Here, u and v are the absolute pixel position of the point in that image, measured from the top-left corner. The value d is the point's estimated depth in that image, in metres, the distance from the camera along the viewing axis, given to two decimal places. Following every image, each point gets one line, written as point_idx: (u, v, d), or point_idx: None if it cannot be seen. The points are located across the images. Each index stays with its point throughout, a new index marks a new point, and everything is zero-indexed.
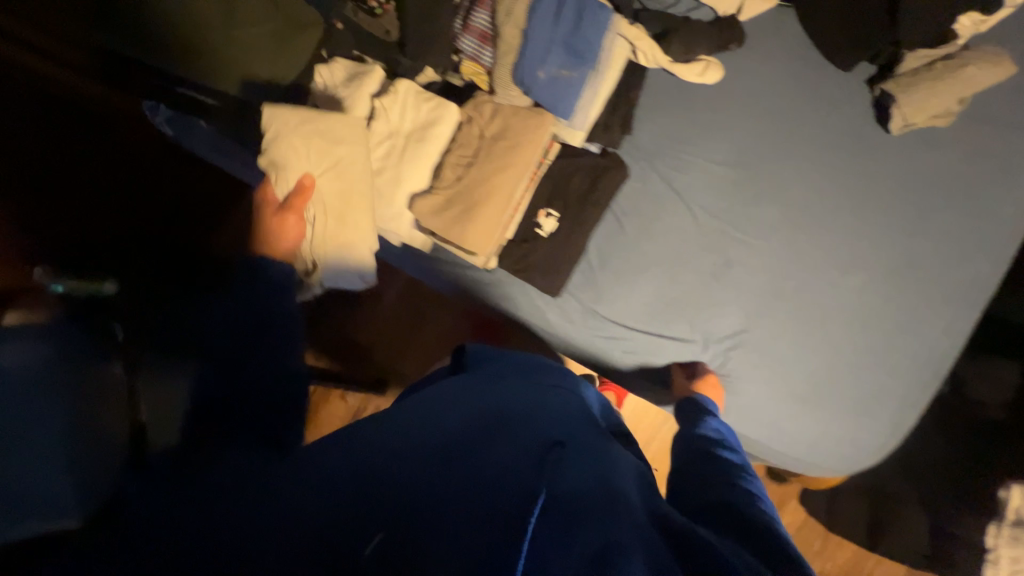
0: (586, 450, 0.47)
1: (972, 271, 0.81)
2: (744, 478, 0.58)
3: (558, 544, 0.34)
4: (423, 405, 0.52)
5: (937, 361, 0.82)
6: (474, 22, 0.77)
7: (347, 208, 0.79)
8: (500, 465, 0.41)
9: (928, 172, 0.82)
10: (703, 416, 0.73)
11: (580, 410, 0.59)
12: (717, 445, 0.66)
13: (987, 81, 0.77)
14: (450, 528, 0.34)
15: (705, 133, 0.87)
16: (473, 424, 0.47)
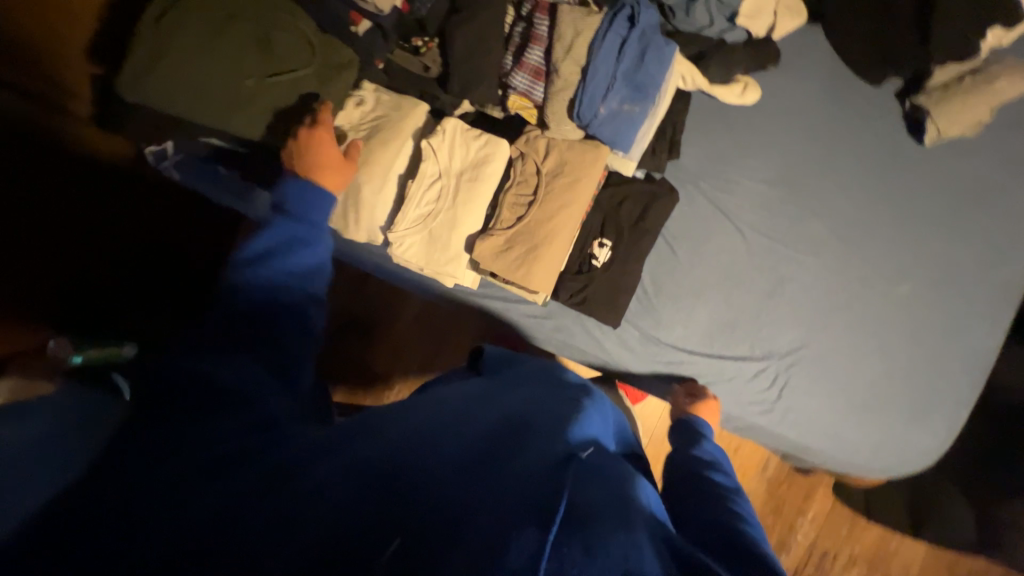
0: (610, 463, 0.46)
1: (1006, 271, 0.86)
2: (732, 499, 0.58)
3: (579, 560, 0.32)
4: (448, 403, 0.52)
5: (984, 359, 0.86)
6: (529, 58, 0.75)
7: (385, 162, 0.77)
8: (529, 466, 0.40)
9: (959, 179, 0.86)
10: (698, 439, 0.73)
11: (602, 419, 0.58)
12: (712, 467, 0.66)
13: (1012, 93, 0.82)
14: (472, 533, 0.33)
15: (747, 152, 0.88)
16: (498, 423, 0.47)
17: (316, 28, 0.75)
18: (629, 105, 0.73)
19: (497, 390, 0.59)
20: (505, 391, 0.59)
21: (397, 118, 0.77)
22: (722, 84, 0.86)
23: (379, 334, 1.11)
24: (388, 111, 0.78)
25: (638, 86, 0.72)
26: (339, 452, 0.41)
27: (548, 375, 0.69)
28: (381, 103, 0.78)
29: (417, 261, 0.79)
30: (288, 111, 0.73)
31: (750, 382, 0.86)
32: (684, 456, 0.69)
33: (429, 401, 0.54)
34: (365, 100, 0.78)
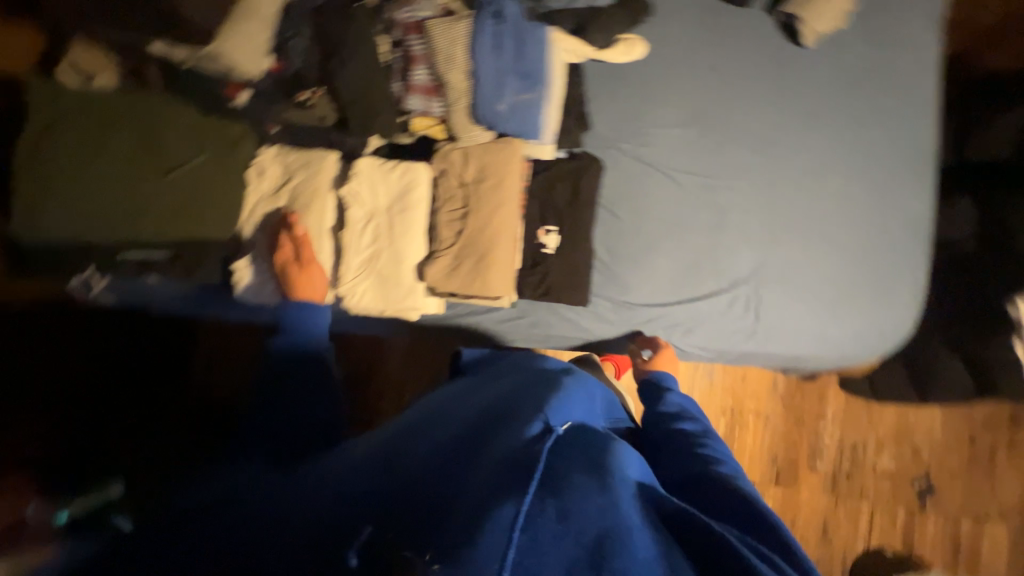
0: (589, 435, 0.50)
1: (914, 137, 0.92)
2: (705, 445, 0.64)
3: (554, 529, 0.36)
4: (429, 415, 0.55)
5: (924, 221, 0.90)
6: (415, 80, 0.75)
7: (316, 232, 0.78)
8: (512, 442, 0.44)
9: (848, 69, 0.91)
10: (664, 392, 0.77)
11: (579, 392, 0.62)
12: (680, 418, 0.70)
13: None
14: (459, 512, 0.36)
15: (654, 103, 0.91)
16: (479, 420, 0.51)
17: (200, 113, 0.74)
18: (524, 93, 0.73)
19: (483, 389, 0.63)
20: (483, 392, 0.62)
21: (306, 179, 0.77)
22: (608, 46, 0.89)
23: (370, 387, 1.09)
24: (298, 170, 0.77)
25: (527, 74, 0.73)
26: (339, 472, 0.44)
27: (524, 365, 0.72)
28: (289, 166, 0.77)
29: (375, 305, 0.78)
30: (197, 201, 0.73)
31: (727, 312, 0.89)
32: (654, 411, 0.74)
33: (421, 412, 0.57)
34: (272, 166, 0.77)
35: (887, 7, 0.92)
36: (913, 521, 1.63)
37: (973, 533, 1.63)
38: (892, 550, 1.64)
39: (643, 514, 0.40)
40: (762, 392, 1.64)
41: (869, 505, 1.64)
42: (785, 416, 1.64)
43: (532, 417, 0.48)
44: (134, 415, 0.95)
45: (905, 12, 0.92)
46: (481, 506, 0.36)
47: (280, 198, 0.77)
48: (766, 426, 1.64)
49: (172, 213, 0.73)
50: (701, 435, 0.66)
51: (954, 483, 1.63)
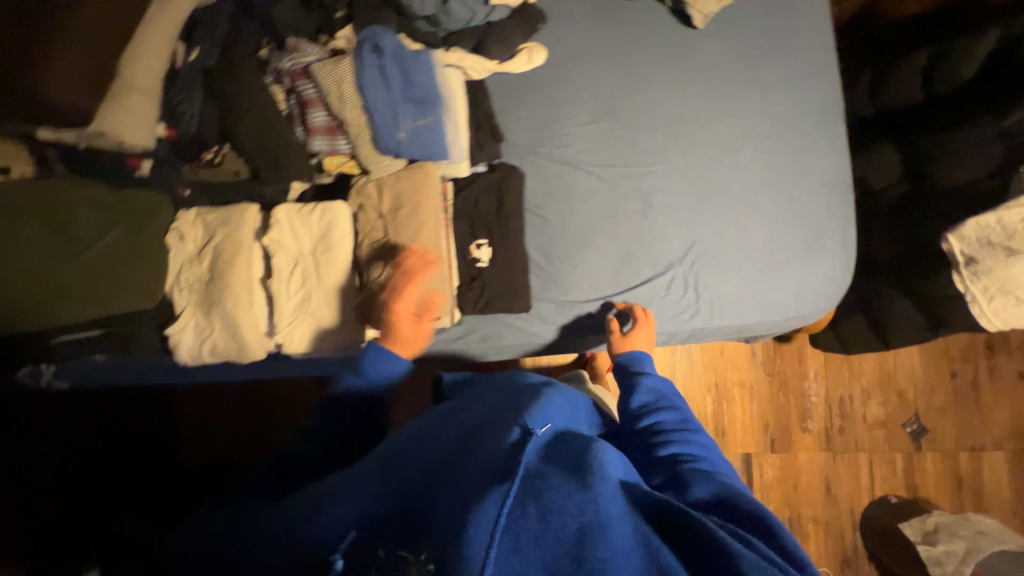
0: (576, 432, 0.53)
1: (819, 95, 0.94)
2: (691, 434, 0.64)
3: (535, 531, 0.40)
4: (423, 429, 0.59)
5: (842, 174, 0.93)
6: (314, 121, 0.76)
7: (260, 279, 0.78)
8: (497, 449, 0.48)
9: (743, 41, 0.94)
10: (638, 377, 0.74)
11: (568, 391, 0.65)
12: (660, 409, 0.68)
13: None
14: (448, 517, 0.42)
15: (563, 104, 0.93)
16: (469, 429, 0.54)
17: (110, 188, 0.73)
18: (423, 118, 0.75)
19: (480, 392, 0.66)
20: (470, 398, 0.64)
21: (227, 235, 0.78)
22: (510, 58, 0.92)
23: None
24: (216, 227, 0.78)
25: (421, 100, 0.75)
26: (354, 495, 0.50)
27: (511, 372, 0.76)
28: (209, 226, 0.78)
29: (316, 346, 0.78)
30: (122, 273, 0.72)
31: (669, 294, 0.90)
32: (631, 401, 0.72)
33: (421, 423, 0.61)
34: (192, 229, 0.79)
35: None
36: (913, 464, 1.64)
37: (972, 465, 1.63)
38: (899, 496, 1.62)
39: (626, 507, 0.43)
40: (742, 363, 1.64)
41: (867, 456, 1.64)
42: (767, 382, 1.65)
43: (513, 421, 0.51)
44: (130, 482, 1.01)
45: None
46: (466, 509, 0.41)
47: (206, 258, 0.78)
48: (753, 396, 1.64)
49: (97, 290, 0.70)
50: (682, 425, 0.66)
51: (946, 419, 1.64)
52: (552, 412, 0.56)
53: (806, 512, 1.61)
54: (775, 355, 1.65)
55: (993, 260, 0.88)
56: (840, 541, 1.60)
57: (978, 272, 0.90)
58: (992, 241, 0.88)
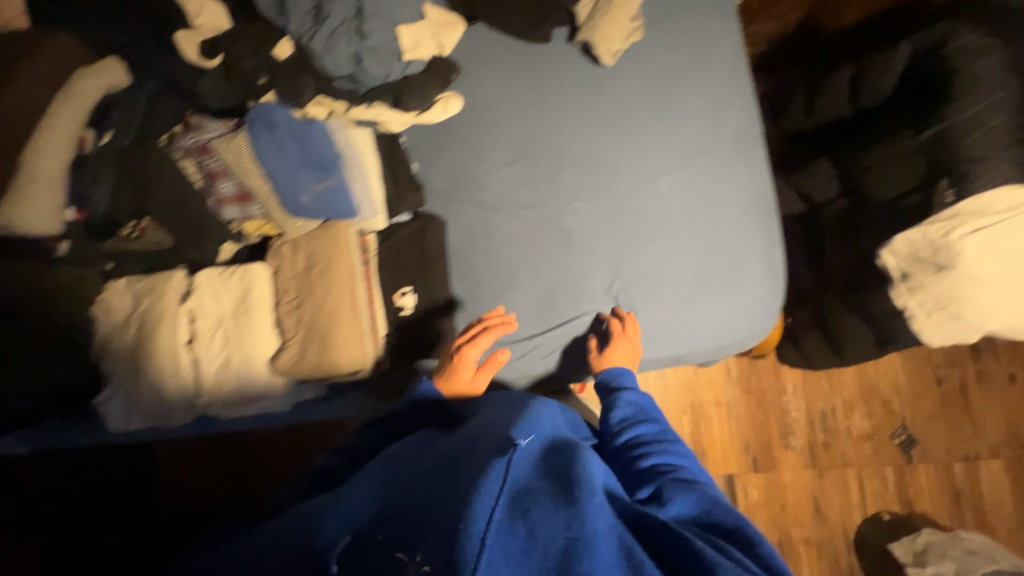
0: (571, 445, 0.56)
1: (734, 122, 0.95)
2: (671, 446, 0.68)
3: (521, 550, 0.43)
4: (409, 447, 0.61)
5: (762, 198, 0.93)
6: (223, 192, 0.79)
7: (209, 337, 0.80)
8: (481, 464, 0.50)
9: (653, 76, 0.96)
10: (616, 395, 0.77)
11: (552, 409, 0.68)
12: (638, 424, 0.72)
13: None
14: (440, 526, 0.45)
15: (481, 150, 0.96)
16: (454, 447, 0.57)
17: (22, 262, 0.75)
18: (323, 182, 0.78)
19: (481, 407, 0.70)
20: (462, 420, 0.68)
21: (149, 303, 0.79)
22: (428, 108, 0.95)
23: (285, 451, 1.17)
24: (140, 295, 0.80)
25: (318, 164, 0.78)
26: (357, 499, 0.52)
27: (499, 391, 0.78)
28: (135, 294, 0.80)
29: (240, 405, 0.81)
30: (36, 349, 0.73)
31: (593, 328, 0.91)
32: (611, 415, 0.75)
33: (423, 437, 0.65)
34: (118, 299, 0.80)
35: (675, 12, 0.97)
36: (906, 478, 1.56)
37: (969, 476, 1.56)
38: (893, 512, 1.55)
39: (609, 520, 0.47)
40: (716, 381, 1.60)
41: (855, 471, 1.57)
42: (744, 399, 1.61)
43: (501, 440, 0.54)
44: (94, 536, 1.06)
45: (693, 13, 0.97)
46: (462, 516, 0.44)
47: (127, 325, 0.80)
48: (730, 414, 1.59)
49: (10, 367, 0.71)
50: (661, 436, 0.70)
51: (936, 428, 1.57)
52: (545, 426, 0.61)
53: (795, 534, 1.54)
54: (750, 371, 1.61)
55: (925, 275, 0.85)
56: (835, 563, 1.53)
57: (914, 287, 0.87)
58: (923, 257, 0.85)
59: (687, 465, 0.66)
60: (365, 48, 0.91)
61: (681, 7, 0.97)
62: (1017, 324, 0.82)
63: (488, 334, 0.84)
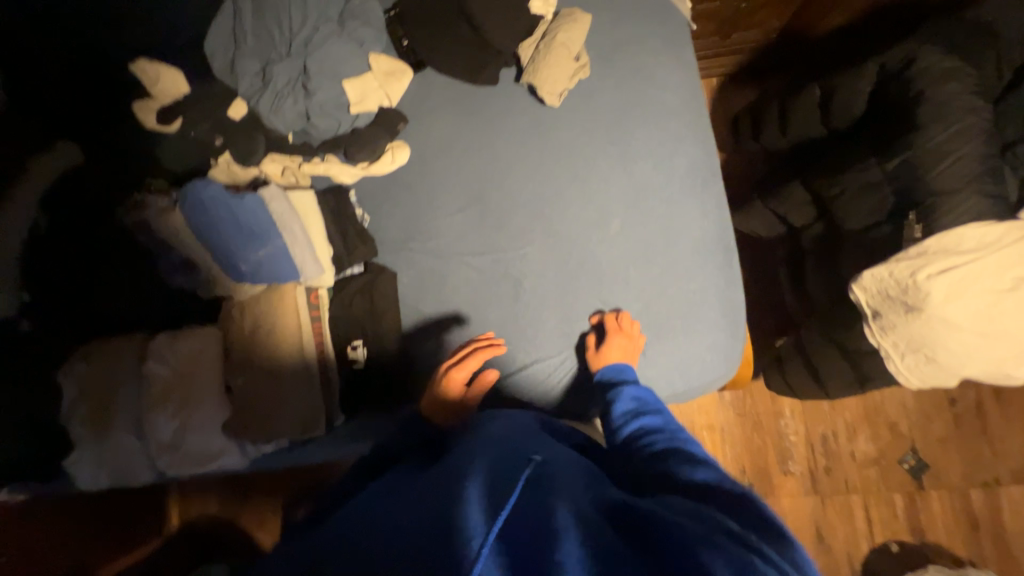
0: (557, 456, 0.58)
1: (687, 157, 0.92)
2: (673, 432, 0.67)
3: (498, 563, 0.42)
4: (392, 471, 0.61)
5: (717, 236, 0.90)
6: (170, 263, 0.83)
7: (163, 400, 0.83)
8: (458, 487, 0.50)
9: (601, 113, 0.93)
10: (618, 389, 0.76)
11: (537, 422, 0.68)
12: (641, 415, 0.70)
13: (580, 33, 0.91)
14: (416, 545, 0.43)
15: (430, 198, 0.96)
16: (437, 467, 0.56)
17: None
18: (263, 249, 0.83)
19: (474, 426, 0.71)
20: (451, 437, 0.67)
21: (107, 367, 0.83)
22: (377, 159, 0.96)
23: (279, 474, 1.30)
24: (100, 360, 0.83)
25: (256, 233, 0.83)
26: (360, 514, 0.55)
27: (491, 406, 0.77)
28: (92, 361, 0.83)
29: (194, 466, 0.83)
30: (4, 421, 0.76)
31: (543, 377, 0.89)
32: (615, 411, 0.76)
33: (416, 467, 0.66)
34: (80, 365, 0.83)
35: (623, 47, 0.94)
36: (917, 506, 1.47)
37: (987, 503, 1.46)
38: (904, 543, 1.45)
39: (592, 518, 0.47)
40: (708, 405, 1.54)
41: (862, 498, 1.48)
42: (738, 423, 1.53)
43: (480, 459, 0.54)
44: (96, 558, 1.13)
45: (642, 47, 0.94)
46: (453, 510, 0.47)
47: (86, 390, 0.83)
48: (725, 440, 1.52)
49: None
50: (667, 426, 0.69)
51: (947, 452, 1.47)
52: (529, 441, 0.62)
53: None
54: (744, 394, 1.54)
55: (895, 315, 0.79)
56: None
57: (885, 328, 0.81)
58: (891, 295, 0.79)
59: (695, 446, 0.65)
60: (311, 106, 0.93)
61: (628, 41, 0.95)
62: (999, 369, 0.76)
63: (474, 358, 0.83)
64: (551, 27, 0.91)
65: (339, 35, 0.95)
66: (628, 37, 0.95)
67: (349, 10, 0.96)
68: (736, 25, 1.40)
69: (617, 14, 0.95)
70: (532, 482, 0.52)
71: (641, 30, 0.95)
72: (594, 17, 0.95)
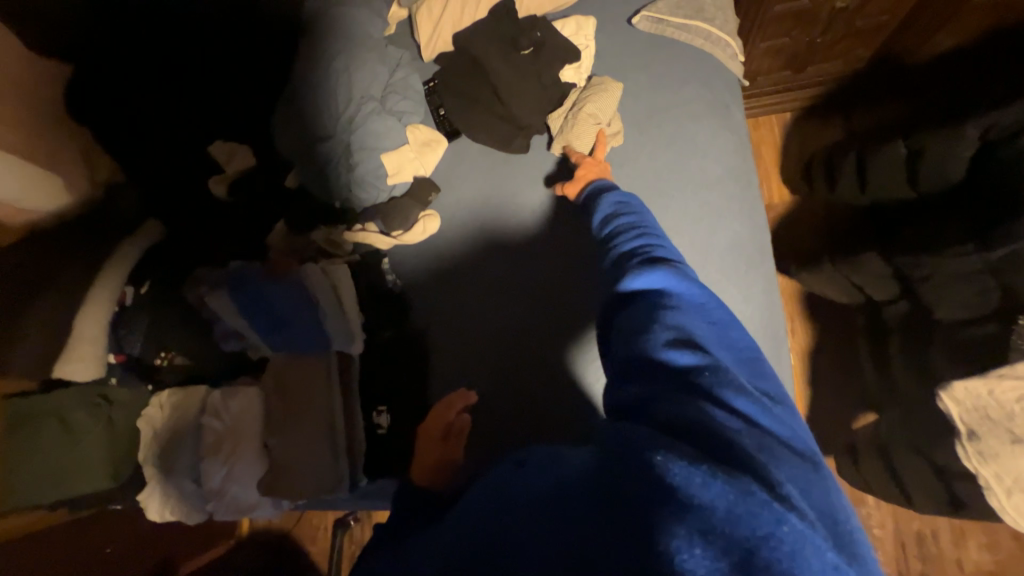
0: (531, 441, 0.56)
1: (730, 230, 0.83)
2: (647, 238, 0.67)
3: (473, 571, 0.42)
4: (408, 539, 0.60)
5: (764, 319, 0.80)
6: (222, 331, 0.95)
7: (214, 451, 0.92)
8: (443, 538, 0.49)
9: (635, 181, 0.87)
10: (597, 205, 0.77)
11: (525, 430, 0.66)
12: (616, 218, 0.72)
13: (608, 99, 0.88)
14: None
15: (458, 265, 0.97)
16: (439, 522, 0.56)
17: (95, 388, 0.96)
18: (292, 296, 0.92)
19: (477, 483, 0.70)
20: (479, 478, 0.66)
21: (175, 416, 0.95)
22: (409, 228, 0.99)
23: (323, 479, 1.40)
24: (170, 409, 0.96)
25: (295, 305, 0.92)
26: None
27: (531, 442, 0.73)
28: (164, 408, 0.96)
29: (242, 512, 0.92)
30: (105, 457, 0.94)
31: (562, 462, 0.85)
32: (603, 243, 0.73)
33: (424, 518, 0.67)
34: (156, 412, 0.96)
35: (662, 112, 0.89)
36: None
37: None
38: None
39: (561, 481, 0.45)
40: None
41: None
42: None
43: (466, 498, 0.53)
44: None
45: (682, 112, 0.88)
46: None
47: (156, 434, 0.95)
48: None
49: (86, 474, 0.91)
50: (646, 254, 0.64)
51: None
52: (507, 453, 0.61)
53: None
54: None
55: (998, 442, 0.63)
56: None
57: (983, 454, 0.65)
58: (992, 414, 0.64)
59: (674, 264, 0.60)
60: (353, 178, 0.99)
61: (669, 105, 0.88)
62: None
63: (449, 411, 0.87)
64: (582, 92, 0.90)
65: (381, 111, 1.00)
66: (668, 102, 0.89)
67: (392, 86, 1.01)
68: (812, 59, 1.25)
69: (656, 79, 0.90)
70: (508, 467, 0.52)
71: (683, 92, 0.89)
72: (631, 81, 0.91)
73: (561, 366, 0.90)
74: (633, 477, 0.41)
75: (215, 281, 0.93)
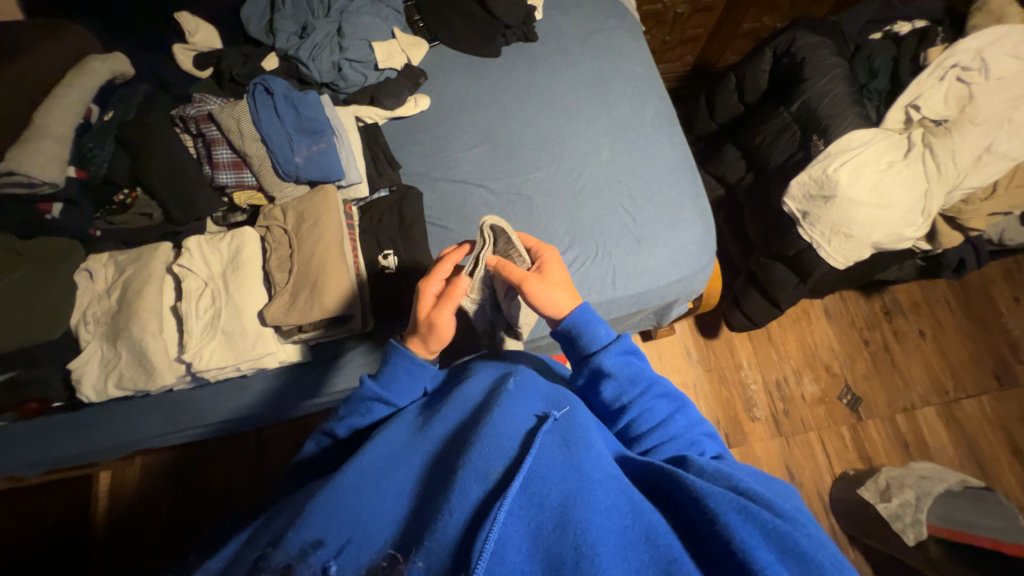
0: (572, 405, 0.61)
1: (653, 105, 1.17)
2: (687, 417, 0.64)
3: (517, 545, 0.43)
4: (372, 476, 0.53)
5: (684, 163, 1.12)
6: (219, 158, 0.87)
7: (201, 300, 0.83)
8: (473, 481, 0.48)
9: (581, 76, 1.18)
10: (603, 368, 0.64)
11: (530, 392, 0.62)
12: (642, 401, 0.63)
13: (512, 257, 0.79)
14: (428, 520, 0.46)
15: (447, 137, 1.11)
16: (437, 459, 0.54)
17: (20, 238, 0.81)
18: (316, 145, 0.87)
19: (459, 386, 0.66)
20: (449, 413, 0.60)
21: (135, 270, 0.84)
22: (401, 105, 1.10)
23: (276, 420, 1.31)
24: (127, 266, 0.85)
25: (312, 130, 0.87)
26: (356, 504, 0.49)
27: (490, 368, 0.70)
28: (119, 264, 0.86)
29: (228, 362, 0.82)
30: (35, 307, 0.78)
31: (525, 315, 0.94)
32: (616, 413, 0.65)
33: (410, 431, 0.60)
34: (103, 268, 0.86)
35: (594, 32, 1.23)
36: (860, 435, 1.68)
37: (911, 425, 1.69)
38: (857, 469, 1.63)
39: (613, 499, 0.47)
40: (680, 361, 1.72)
41: (816, 434, 1.67)
42: (706, 377, 1.72)
43: (493, 459, 0.50)
44: (146, 533, 1.23)
45: (607, 32, 1.23)
46: (435, 513, 0.46)
47: (108, 288, 0.84)
48: (698, 394, 1.69)
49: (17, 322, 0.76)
50: (693, 438, 0.63)
51: (873, 385, 1.73)
52: (524, 401, 0.60)
53: None
54: (708, 351, 1.74)
55: (819, 210, 1.04)
56: None
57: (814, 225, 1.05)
58: (813, 193, 1.04)
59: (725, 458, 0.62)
60: (344, 59, 1.08)
61: (597, 28, 1.23)
62: (893, 231, 1.01)
63: (447, 262, 0.74)
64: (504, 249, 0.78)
65: (368, 7, 1.12)
66: (597, 26, 1.23)
67: None
68: (662, 55, 1.81)
69: (586, 11, 1.25)
70: (563, 448, 0.52)
71: (607, 22, 1.24)
72: (570, 13, 1.24)
73: (549, 201, 1.06)
74: (706, 526, 0.45)
75: (204, 113, 0.88)
